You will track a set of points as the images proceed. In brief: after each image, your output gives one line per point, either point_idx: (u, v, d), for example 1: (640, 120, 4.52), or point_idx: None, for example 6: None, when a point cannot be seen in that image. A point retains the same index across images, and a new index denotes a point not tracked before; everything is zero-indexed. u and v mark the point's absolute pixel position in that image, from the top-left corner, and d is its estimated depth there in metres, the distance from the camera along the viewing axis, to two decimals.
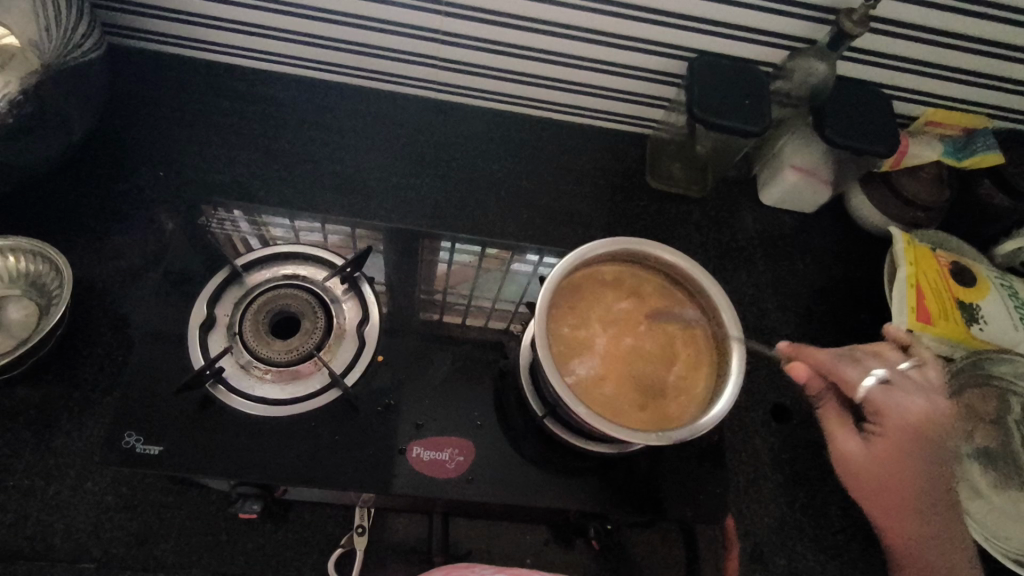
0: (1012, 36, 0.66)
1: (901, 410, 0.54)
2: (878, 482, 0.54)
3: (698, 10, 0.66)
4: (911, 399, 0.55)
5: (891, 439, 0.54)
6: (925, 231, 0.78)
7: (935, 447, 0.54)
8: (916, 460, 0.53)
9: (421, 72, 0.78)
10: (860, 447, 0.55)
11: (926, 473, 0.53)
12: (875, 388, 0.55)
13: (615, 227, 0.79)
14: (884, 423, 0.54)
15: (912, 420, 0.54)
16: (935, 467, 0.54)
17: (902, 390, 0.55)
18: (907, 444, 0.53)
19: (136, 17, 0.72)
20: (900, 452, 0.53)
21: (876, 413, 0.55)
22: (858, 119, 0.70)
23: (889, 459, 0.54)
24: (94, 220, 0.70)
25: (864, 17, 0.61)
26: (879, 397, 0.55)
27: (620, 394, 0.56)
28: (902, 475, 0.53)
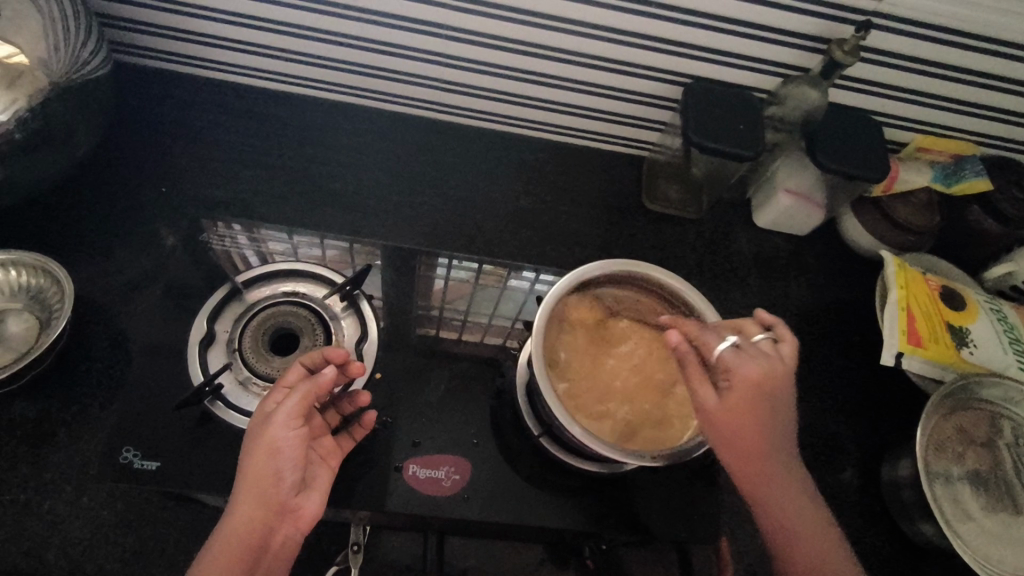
0: (1000, 67, 0.68)
1: (747, 367, 0.50)
2: (731, 441, 0.50)
3: (692, 38, 0.68)
4: (756, 361, 0.50)
5: (739, 393, 0.49)
6: (915, 255, 0.80)
7: (780, 406, 0.50)
8: (762, 411, 0.50)
9: (422, 93, 0.79)
10: (716, 401, 0.50)
11: (776, 430, 0.50)
12: (726, 351, 0.51)
13: (611, 247, 0.80)
14: (731, 381, 0.50)
15: (754, 378, 0.49)
16: (784, 421, 0.51)
17: (750, 354, 0.51)
18: (755, 399, 0.49)
19: (142, 37, 0.73)
20: (750, 407, 0.49)
21: (726, 370, 0.50)
22: (849, 145, 0.71)
23: (740, 412, 0.49)
24: (97, 235, 0.70)
25: (855, 47, 0.63)
26: (728, 359, 0.51)
27: (588, 397, 0.57)
28: (752, 427, 0.50)
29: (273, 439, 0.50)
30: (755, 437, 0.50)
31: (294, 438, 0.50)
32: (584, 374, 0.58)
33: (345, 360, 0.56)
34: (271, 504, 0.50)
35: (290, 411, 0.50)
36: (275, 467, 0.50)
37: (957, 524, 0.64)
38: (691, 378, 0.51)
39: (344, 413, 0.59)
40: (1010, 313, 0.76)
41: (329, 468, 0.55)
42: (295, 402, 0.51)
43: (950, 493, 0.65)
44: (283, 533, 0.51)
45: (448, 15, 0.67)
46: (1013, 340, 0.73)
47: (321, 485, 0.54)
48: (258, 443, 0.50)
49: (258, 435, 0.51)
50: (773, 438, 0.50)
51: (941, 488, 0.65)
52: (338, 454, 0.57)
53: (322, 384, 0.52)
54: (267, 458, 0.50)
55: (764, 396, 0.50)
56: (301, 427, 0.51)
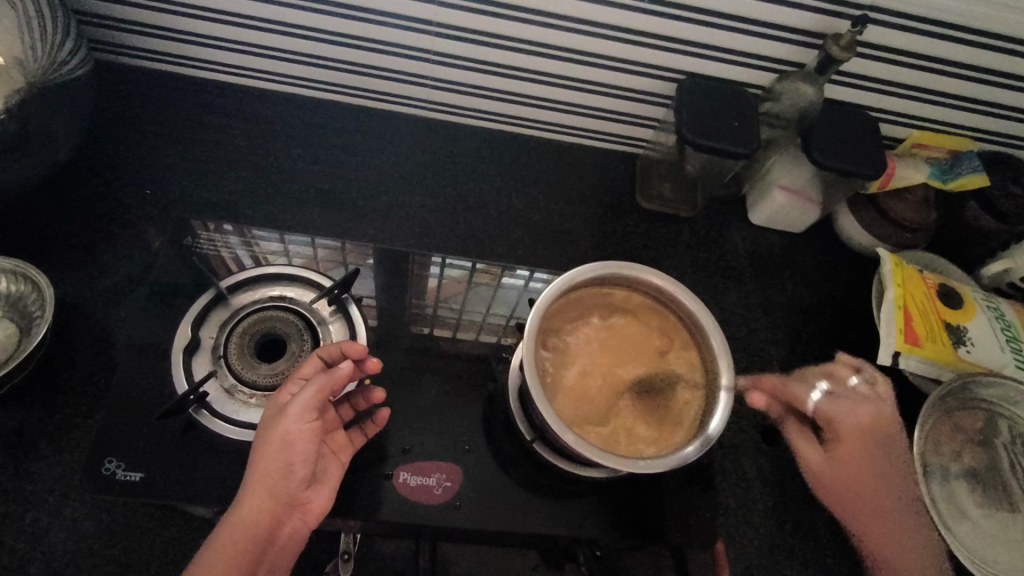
0: (997, 61, 0.67)
1: (848, 416, 0.60)
2: (842, 487, 0.61)
3: (685, 33, 0.67)
4: (858, 407, 0.61)
5: (846, 442, 0.60)
6: (912, 252, 0.79)
7: (899, 441, 0.61)
8: (873, 456, 0.60)
9: (413, 91, 0.78)
10: (824, 459, 0.61)
11: (891, 468, 0.60)
12: (824, 403, 0.62)
13: (606, 246, 0.79)
14: (836, 431, 0.61)
15: (859, 425, 0.60)
16: (906, 459, 0.61)
17: (848, 399, 0.61)
18: (863, 446, 0.60)
19: (125, 34, 0.72)
20: (854, 454, 0.60)
21: (828, 423, 0.61)
22: (845, 142, 0.70)
23: (850, 458, 0.60)
24: (80, 239, 0.69)
25: (852, 42, 0.62)
26: (825, 408, 0.61)
27: (591, 389, 0.57)
28: (857, 473, 0.60)
29: (286, 432, 0.51)
30: (867, 481, 0.59)
31: (306, 430, 0.51)
32: (588, 366, 0.58)
33: (363, 355, 0.55)
34: (279, 497, 0.51)
35: (304, 403, 0.51)
36: (286, 460, 0.51)
37: (954, 525, 0.63)
38: (796, 441, 0.63)
39: (357, 409, 0.59)
40: (1007, 311, 0.75)
41: (339, 462, 0.55)
42: (311, 393, 0.52)
43: (947, 493, 0.65)
44: (290, 526, 0.51)
45: (438, 12, 0.66)
46: (1010, 338, 0.73)
47: (331, 480, 0.54)
48: (271, 435, 0.51)
49: (272, 427, 0.51)
50: (886, 482, 0.59)
51: (938, 489, 0.65)
52: (349, 450, 0.56)
53: (337, 378, 0.52)
54: (279, 451, 0.50)
55: (870, 444, 0.60)
56: (314, 420, 0.52)
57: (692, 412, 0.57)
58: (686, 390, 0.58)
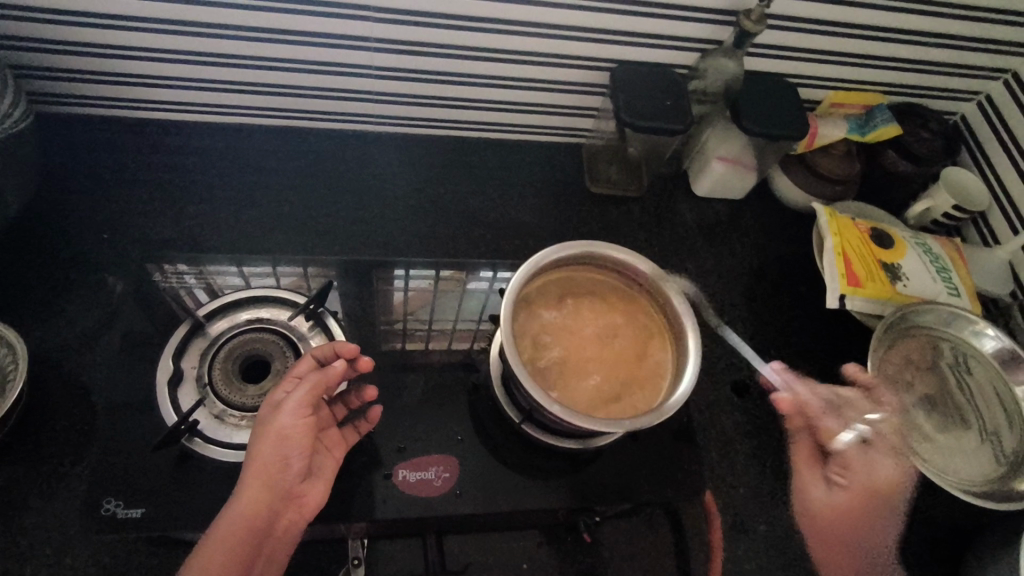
0: (891, 20, 0.74)
1: (876, 468, 0.64)
2: (835, 529, 0.63)
3: (610, 24, 0.71)
4: (883, 460, 0.64)
5: (853, 492, 0.62)
6: (844, 202, 0.86)
7: (886, 505, 0.65)
8: (876, 498, 0.63)
9: (358, 108, 0.80)
10: (839, 496, 0.63)
11: (875, 526, 0.63)
12: (855, 447, 0.64)
13: (563, 234, 0.82)
14: (849, 478, 0.63)
15: (870, 472, 0.63)
16: (881, 519, 0.64)
17: (874, 450, 0.64)
18: (869, 487, 0.63)
19: (61, 83, 0.72)
20: (858, 493, 0.62)
21: (843, 466, 0.63)
22: (769, 108, 0.76)
23: (857, 509, 0.62)
24: (41, 293, 0.68)
25: (761, 16, 0.67)
26: (845, 455, 0.63)
27: (562, 362, 0.60)
28: (851, 525, 0.62)
29: (280, 427, 0.52)
30: (851, 534, 0.62)
31: (300, 426, 0.53)
32: (558, 340, 0.61)
33: (354, 355, 0.57)
34: (277, 489, 0.51)
35: (299, 399, 0.53)
36: (283, 454, 0.52)
37: (915, 444, 0.69)
38: (801, 473, 0.65)
39: (351, 407, 0.60)
40: (932, 244, 0.82)
41: (333, 459, 0.57)
42: (304, 390, 0.53)
43: (905, 417, 0.70)
44: (287, 519, 0.52)
45: (375, 29, 0.69)
46: (938, 268, 0.79)
47: (325, 474, 0.56)
48: (266, 432, 0.52)
49: (266, 424, 0.53)
50: (882, 509, 0.64)
51: (896, 414, 0.70)
52: (343, 446, 0.58)
53: (330, 375, 0.54)
54: (274, 446, 0.52)
55: (877, 493, 0.63)
56: (309, 416, 0.53)
57: (661, 383, 0.60)
58: (651, 357, 0.62)
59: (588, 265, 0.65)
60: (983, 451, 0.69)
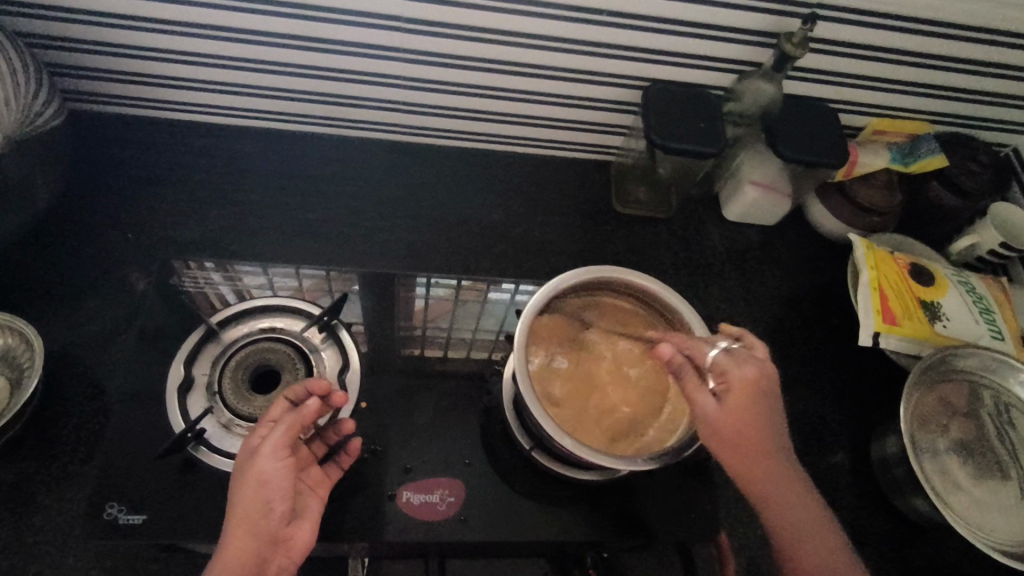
0: (943, 47, 0.70)
1: (742, 367, 0.51)
2: (735, 437, 0.50)
3: (645, 42, 0.69)
4: (748, 362, 0.52)
5: (737, 392, 0.50)
6: (883, 235, 0.82)
7: (773, 401, 0.52)
8: (762, 408, 0.51)
9: (385, 117, 0.79)
10: (716, 407, 0.51)
11: (775, 436, 0.51)
12: (718, 356, 0.53)
13: (587, 253, 0.80)
14: (727, 378, 0.51)
15: (750, 378, 0.51)
16: (777, 433, 0.51)
17: (741, 355, 0.53)
18: (753, 400, 0.50)
19: (95, 82, 0.72)
20: (750, 405, 0.50)
21: (720, 374, 0.52)
22: (807, 134, 0.73)
23: (744, 410, 0.50)
24: (65, 289, 0.69)
25: (803, 39, 0.65)
26: (723, 363, 0.52)
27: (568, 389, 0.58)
28: (753, 430, 0.50)
29: (260, 472, 0.50)
30: (754, 438, 0.50)
31: (280, 468, 0.50)
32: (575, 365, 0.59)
33: (327, 390, 0.55)
34: (263, 535, 0.49)
35: (276, 440, 0.50)
36: (264, 499, 0.49)
37: (948, 496, 0.65)
38: (688, 386, 0.52)
39: (329, 442, 0.58)
40: (976, 283, 0.78)
41: (318, 497, 0.55)
42: (281, 431, 0.51)
43: (938, 466, 0.67)
44: (277, 564, 0.49)
45: (403, 38, 0.68)
46: (982, 310, 0.75)
47: (311, 514, 0.53)
48: (243, 478, 0.49)
49: (244, 470, 0.50)
50: (778, 431, 0.51)
51: (928, 463, 0.67)
52: (326, 484, 0.56)
53: (307, 414, 0.52)
54: (255, 491, 0.49)
55: (761, 399, 0.51)
56: (288, 457, 0.51)
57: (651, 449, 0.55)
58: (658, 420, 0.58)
59: (609, 290, 0.63)
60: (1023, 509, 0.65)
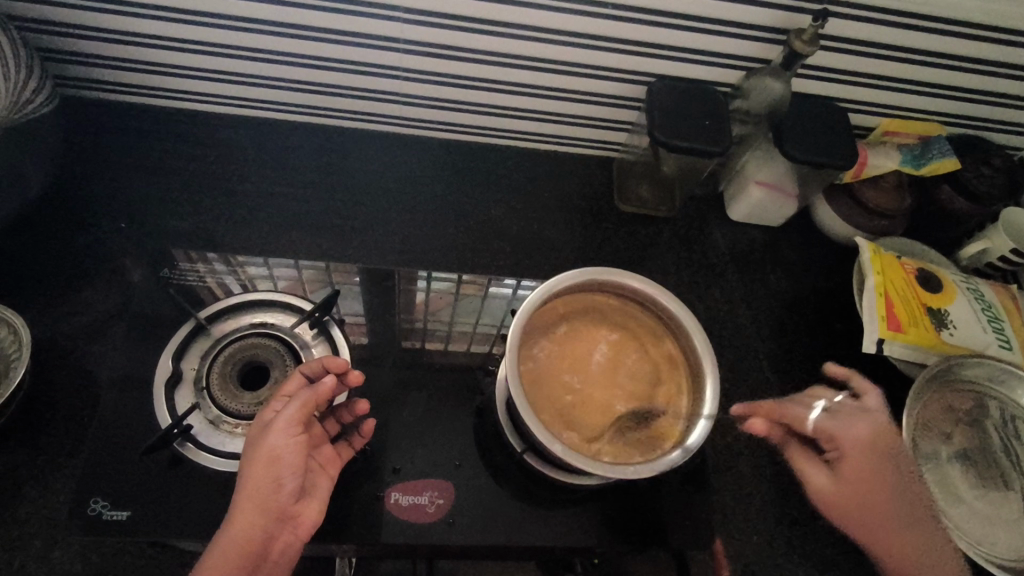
0: (959, 47, 0.68)
1: (850, 429, 0.59)
2: (853, 501, 0.58)
3: (650, 36, 0.67)
4: (860, 421, 0.60)
5: (852, 461, 0.58)
6: (890, 239, 0.80)
7: (899, 454, 0.59)
8: (877, 467, 0.58)
9: (384, 109, 0.78)
10: (826, 478, 0.60)
11: (898, 482, 0.58)
12: (820, 418, 0.61)
13: (586, 251, 0.79)
14: (839, 448, 0.59)
15: (863, 439, 0.59)
16: (902, 474, 0.58)
17: (844, 414, 0.60)
18: (868, 463, 0.58)
19: (90, 68, 0.71)
20: (862, 470, 0.58)
21: (832, 441, 0.60)
22: (815, 134, 0.71)
23: (859, 478, 0.58)
24: (56, 277, 0.68)
25: (814, 36, 0.63)
26: (828, 425, 0.60)
27: (558, 390, 0.56)
28: (880, 489, 0.57)
29: (271, 448, 0.50)
30: (880, 495, 0.57)
31: (291, 445, 0.50)
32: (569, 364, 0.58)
33: (343, 369, 0.54)
34: (270, 511, 0.49)
35: (290, 418, 0.50)
36: (274, 475, 0.50)
37: (949, 508, 0.64)
38: (797, 456, 0.61)
39: (342, 421, 0.58)
40: (986, 291, 0.76)
41: (328, 476, 0.55)
42: (295, 408, 0.50)
43: (940, 477, 0.65)
44: (283, 540, 0.50)
45: (402, 29, 0.66)
46: (991, 319, 0.73)
47: (320, 493, 0.53)
48: (256, 453, 0.50)
49: (255, 444, 0.50)
50: (898, 493, 0.57)
51: (930, 473, 0.65)
52: (338, 462, 0.56)
53: (321, 392, 0.51)
54: (266, 467, 0.49)
55: (881, 457, 0.58)
56: (300, 434, 0.51)
57: (632, 459, 0.54)
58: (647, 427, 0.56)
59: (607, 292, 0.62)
60: None
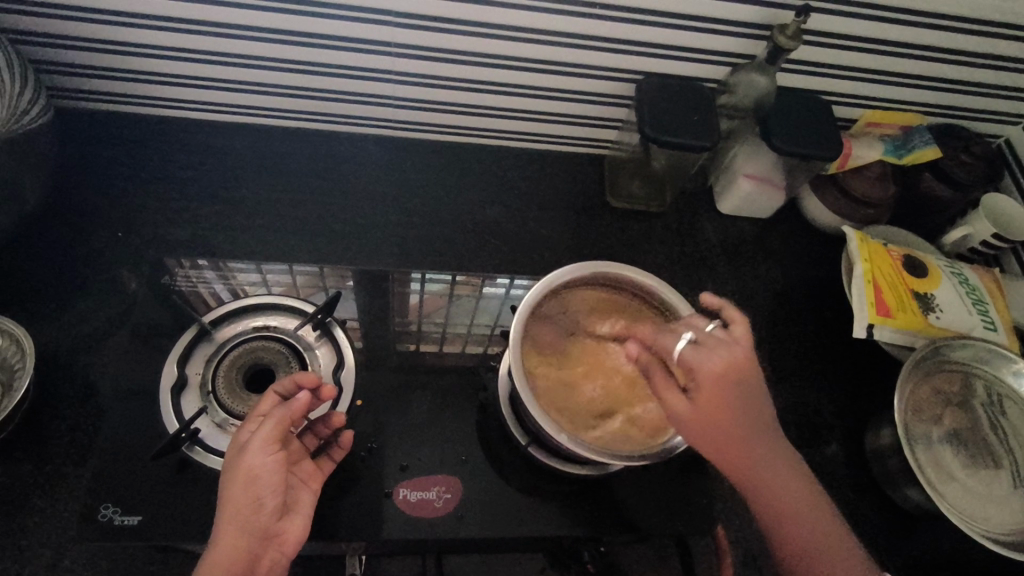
0: (937, 39, 0.70)
1: (706, 360, 0.48)
2: (718, 437, 0.48)
3: (635, 35, 0.69)
4: (716, 350, 0.49)
5: (707, 393, 0.48)
6: (876, 227, 0.82)
7: (751, 389, 0.48)
8: (732, 402, 0.48)
9: (377, 112, 0.79)
10: (688, 406, 0.49)
11: (750, 411, 0.48)
12: (686, 350, 0.49)
13: (580, 248, 0.80)
14: (697, 379, 0.49)
15: (718, 371, 0.48)
16: (756, 406, 0.49)
17: (706, 344, 0.49)
18: (724, 395, 0.48)
19: (82, 79, 0.71)
20: (721, 405, 0.48)
21: (689, 369, 0.49)
22: (799, 126, 0.73)
23: (713, 410, 0.48)
24: (53, 289, 0.68)
25: (797, 32, 0.65)
26: (689, 357, 0.49)
27: (586, 356, 0.60)
28: (731, 421, 0.48)
29: (250, 468, 0.49)
30: (735, 427, 0.48)
31: (270, 463, 0.49)
32: (601, 353, 0.60)
33: (317, 383, 0.54)
34: (254, 530, 0.48)
35: (265, 436, 0.49)
36: (254, 495, 0.49)
37: (942, 486, 0.66)
38: (659, 388, 0.51)
39: (320, 437, 0.57)
40: (970, 275, 0.78)
41: (310, 489, 0.55)
42: (271, 427, 0.50)
43: (932, 456, 0.67)
44: (269, 558, 0.49)
45: (394, 33, 0.67)
46: (975, 301, 0.75)
47: (304, 507, 0.53)
48: (233, 475, 0.49)
49: (232, 467, 0.49)
50: (752, 427, 0.49)
51: (923, 453, 0.67)
52: (320, 476, 0.56)
53: (296, 409, 0.51)
54: (245, 487, 0.48)
55: (736, 387, 0.48)
56: (278, 452, 0.50)
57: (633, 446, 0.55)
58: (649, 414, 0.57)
59: (607, 285, 0.63)
60: (1014, 498, 0.65)
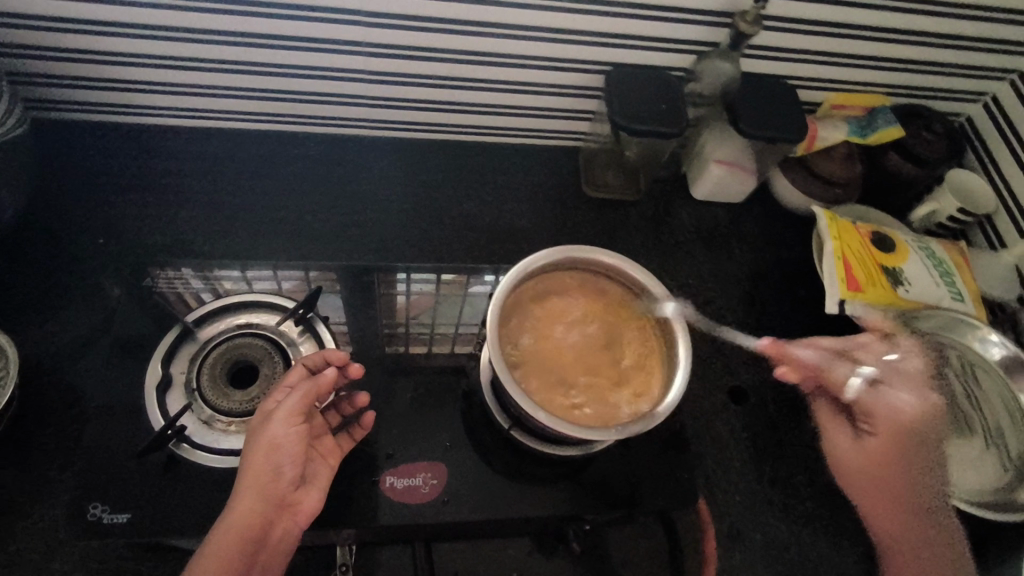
0: (891, 20, 0.72)
1: (888, 408, 0.63)
2: (877, 478, 0.61)
3: (601, 27, 0.70)
4: (898, 399, 0.63)
5: (881, 434, 0.62)
6: (846, 205, 0.84)
7: (924, 439, 0.62)
8: (906, 448, 0.61)
9: (354, 112, 0.80)
10: (850, 447, 0.64)
11: (917, 465, 0.61)
12: (862, 391, 0.64)
13: (559, 239, 0.82)
14: (874, 421, 0.63)
15: (897, 416, 0.62)
16: (925, 459, 0.62)
17: (886, 392, 0.64)
18: (892, 438, 0.62)
19: (58, 89, 0.72)
20: (886, 450, 0.61)
21: (868, 415, 0.63)
22: (765, 110, 0.75)
23: (881, 450, 0.61)
24: (35, 297, 0.69)
25: (757, 17, 0.67)
26: (866, 399, 0.63)
27: (564, 337, 0.61)
28: (893, 469, 0.61)
29: (273, 437, 0.53)
30: (893, 474, 0.61)
31: (292, 434, 0.53)
32: (592, 314, 0.63)
33: (344, 361, 0.59)
34: (270, 497, 0.52)
35: (291, 408, 0.53)
36: (275, 463, 0.53)
37: None
38: (827, 424, 0.66)
39: (344, 414, 0.61)
40: (936, 249, 0.80)
41: (328, 466, 0.58)
42: (296, 399, 0.54)
43: None
44: (282, 526, 0.53)
45: (364, 32, 0.68)
46: (943, 274, 0.77)
47: (320, 482, 0.56)
48: (258, 442, 0.53)
49: (259, 434, 0.53)
50: (913, 478, 0.61)
51: None
52: (338, 454, 0.59)
53: (323, 384, 0.55)
54: (267, 455, 0.52)
55: (905, 438, 0.61)
56: (301, 424, 0.54)
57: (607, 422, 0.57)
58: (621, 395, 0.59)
59: (584, 271, 0.65)
60: (986, 460, 0.68)
